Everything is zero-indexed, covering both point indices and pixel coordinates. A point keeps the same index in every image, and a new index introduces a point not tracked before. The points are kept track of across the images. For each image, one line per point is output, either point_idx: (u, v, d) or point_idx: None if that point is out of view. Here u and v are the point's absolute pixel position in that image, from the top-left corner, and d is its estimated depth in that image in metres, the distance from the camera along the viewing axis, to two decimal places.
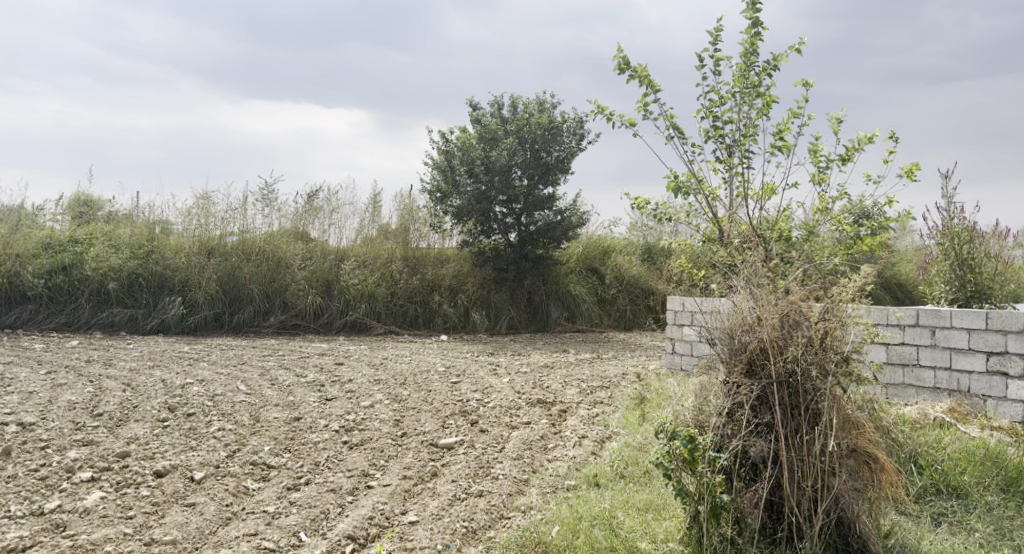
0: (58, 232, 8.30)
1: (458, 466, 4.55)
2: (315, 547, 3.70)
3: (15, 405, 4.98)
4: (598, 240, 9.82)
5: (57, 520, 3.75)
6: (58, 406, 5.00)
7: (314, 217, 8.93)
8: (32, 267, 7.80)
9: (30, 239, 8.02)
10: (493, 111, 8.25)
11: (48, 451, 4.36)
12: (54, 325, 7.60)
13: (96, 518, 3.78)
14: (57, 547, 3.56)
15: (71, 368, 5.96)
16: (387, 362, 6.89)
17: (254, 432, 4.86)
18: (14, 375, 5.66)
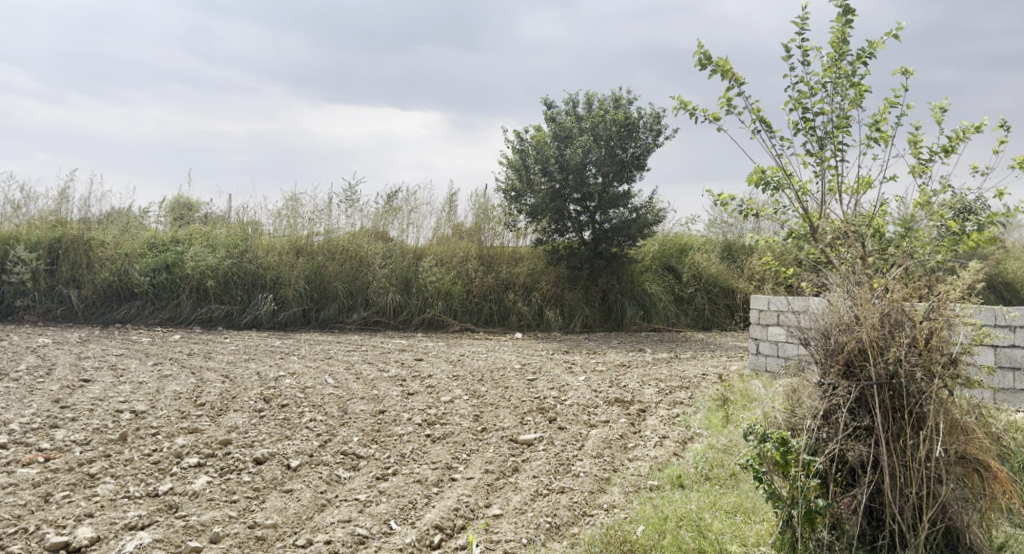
0: (161, 232, 8.67)
1: (539, 462, 4.57)
2: (405, 535, 3.77)
3: (126, 393, 5.23)
4: (675, 238, 9.69)
5: (170, 502, 3.90)
6: (166, 395, 5.23)
7: (394, 216, 9.06)
8: (139, 265, 8.18)
9: (136, 239, 8.41)
10: (568, 108, 8.19)
11: (159, 437, 4.55)
12: (159, 320, 7.95)
13: (205, 501, 3.93)
14: (171, 526, 3.71)
15: (174, 360, 6.23)
16: (465, 359, 6.97)
17: (343, 424, 4.98)
18: (125, 366, 5.96)
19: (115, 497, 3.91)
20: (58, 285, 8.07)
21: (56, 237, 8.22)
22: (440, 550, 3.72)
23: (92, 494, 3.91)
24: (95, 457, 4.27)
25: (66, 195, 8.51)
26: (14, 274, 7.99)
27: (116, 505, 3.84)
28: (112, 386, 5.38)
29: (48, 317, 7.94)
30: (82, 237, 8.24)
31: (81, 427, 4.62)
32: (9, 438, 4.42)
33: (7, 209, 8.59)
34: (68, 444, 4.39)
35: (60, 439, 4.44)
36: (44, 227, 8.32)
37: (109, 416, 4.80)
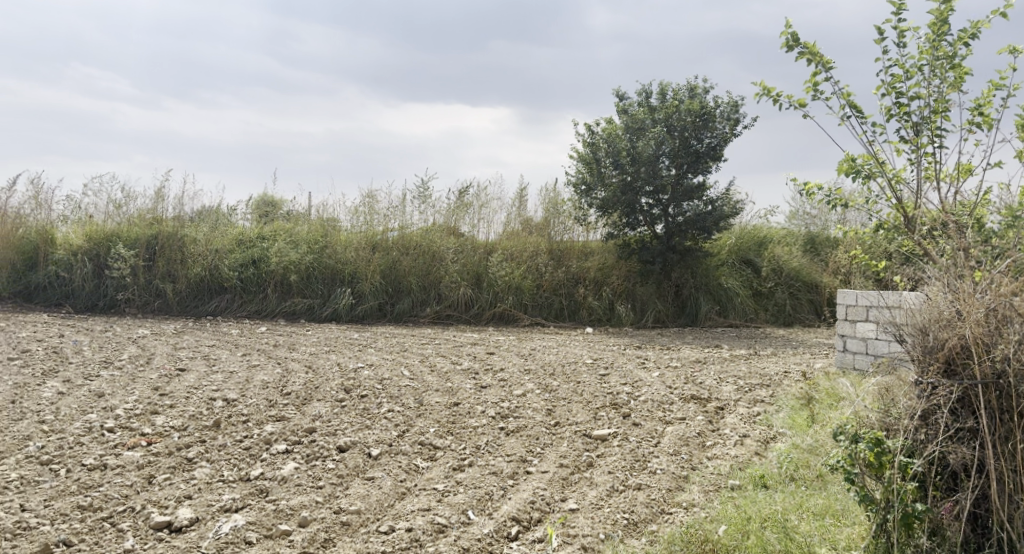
0: (247, 229, 8.93)
1: (615, 458, 4.51)
2: (483, 526, 3.78)
3: (219, 382, 5.39)
4: (754, 230, 9.37)
5: (261, 486, 3.99)
6: (254, 384, 5.37)
7: (465, 212, 9.09)
8: (228, 260, 8.45)
9: (225, 235, 8.67)
10: (641, 99, 8.02)
11: (249, 424, 4.67)
12: (247, 313, 8.21)
13: (293, 486, 4.01)
14: (263, 509, 3.80)
15: (261, 351, 6.40)
16: (536, 353, 6.95)
17: (419, 415, 5.02)
18: (217, 356, 6.16)
19: (212, 481, 4.02)
20: (155, 280, 8.36)
21: (153, 234, 8.52)
22: (518, 542, 3.72)
23: (190, 477, 4.03)
24: (192, 442, 4.39)
25: (162, 194, 8.81)
26: (118, 270, 8.24)
27: (212, 488, 3.95)
28: (205, 375, 5.56)
29: (145, 309, 8.24)
30: (176, 234, 8.50)
31: (179, 413, 4.76)
32: (115, 422, 4.57)
33: (109, 207, 8.84)
34: (168, 429, 4.53)
35: (161, 424, 4.58)
36: (142, 225, 8.63)
37: (204, 404, 4.94)
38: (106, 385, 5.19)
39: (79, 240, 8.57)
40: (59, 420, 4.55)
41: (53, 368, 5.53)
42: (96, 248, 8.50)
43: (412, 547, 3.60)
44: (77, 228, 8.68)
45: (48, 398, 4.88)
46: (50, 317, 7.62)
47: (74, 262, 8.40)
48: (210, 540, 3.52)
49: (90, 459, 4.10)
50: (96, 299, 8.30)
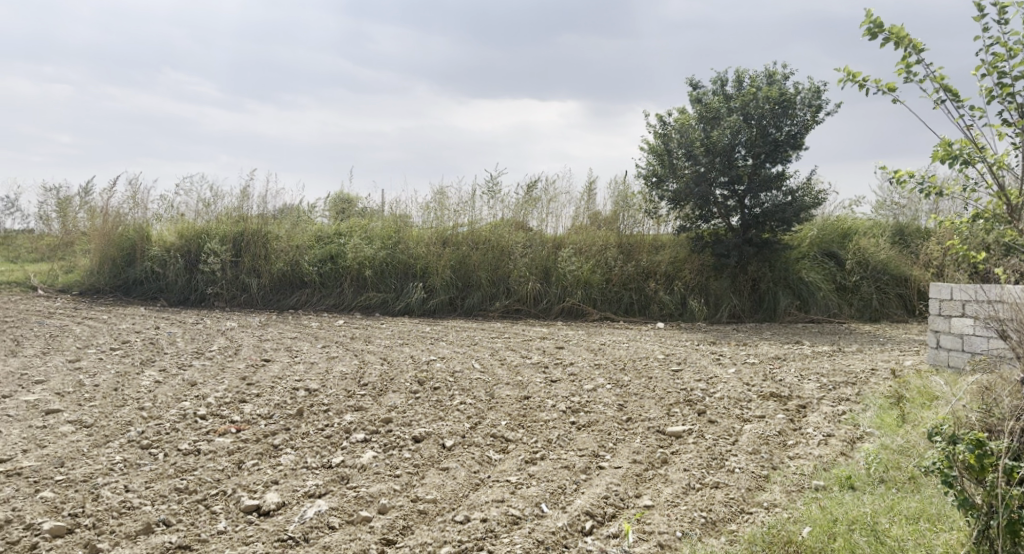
0: (326, 226, 9.11)
1: (690, 455, 4.41)
2: (558, 519, 3.75)
3: (301, 373, 5.50)
4: (838, 221, 9.12)
5: (342, 473, 4.05)
6: (333, 376, 5.46)
7: (534, 206, 9.05)
8: (308, 256, 8.64)
9: (305, 232, 8.87)
10: (717, 87, 7.80)
11: (330, 413, 4.74)
12: (325, 307, 8.37)
13: (372, 474, 4.05)
14: (344, 496, 3.85)
15: (339, 343, 6.50)
16: (606, 348, 6.87)
17: (491, 408, 5.01)
18: (298, 347, 6.29)
19: (296, 467, 4.09)
20: (241, 275, 8.61)
21: (239, 231, 8.77)
22: (593, 536, 3.68)
23: (276, 463, 4.11)
24: (277, 430, 4.48)
25: (247, 193, 9.04)
26: (208, 266, 8.50)
27: (297, 474, 4.02)
28: (287, 365, 5.68)
29: (233, 303, 8.48)
30: (260, 231, 8.72)
31: (265, 402, 4.87)
32: (207, 410, 4.70)
33: (199, 206, 9.13)
34: (255, 417, 4.63)
35: (249, 412, 4.69)
36: (229, 222, 8.88)
37: (287, 393, 5.04)
38: (197, 374, 5.35)
39: (172, 237, 8.87)
40: (156, 407, 4.70)
41: (150, 357, 5.73)
42: (187, 245, 8.79)
43: (487, 537, 3.59)
44: (169, 226, 8.99)
45: (146, 386, 5.06)
46: (145, 310, 7.91)
47: (167, 257, 8.70)
48: (295, 524, 3.59)
49: (185, 445, 4.21)
50: (188, 292, 8.58)
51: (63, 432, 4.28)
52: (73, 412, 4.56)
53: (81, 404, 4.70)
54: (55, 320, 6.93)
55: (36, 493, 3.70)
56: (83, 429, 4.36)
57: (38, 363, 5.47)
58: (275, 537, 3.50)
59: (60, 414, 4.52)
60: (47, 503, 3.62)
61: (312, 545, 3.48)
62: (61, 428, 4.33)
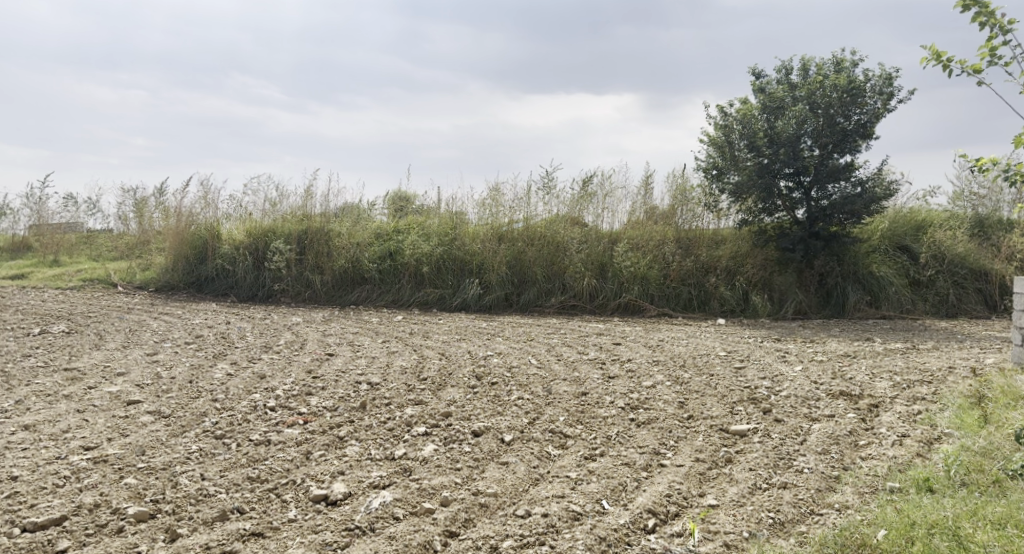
0: (384, 223, 9.19)
1: (755, 455, 4.30)
2: (619, 516, 3.70)
3: (362, 367, 5.55)
4: (911, 213, 8.80)
5: (405, 466, 4.06)
6: (394, 370, 5.50)
7: (589, 202, 8.97)
8: (368, 253, 8.75)
9: (365, 229, 8.97)
10: (781, 76, 7.58)
11: (391, 407, 4.77)
12: (384, 303, 8.45)
13: (434, 467, 4.06)
14: (407, 488, 3.86)
15: (399, 338, 6.55)
16: (665, 344, 6.77)
17: (549, 403, 4.97)
18: (359, 342, 6.36)
19: (361, 459, 4.13)
20: (305, 271, 8.75)
21: (302, 229, 8.92)
22: (656, 534, 3.62)
23: (342, 454, 4.15)
24: (342, 422, 4.52)
25: (311, 192, 9.19)
26: (274, 263, 8.67)
27: (362, 465, 4.05)
28: (349, 359, 5.75)
29: (298, 299, 8.62)
30: (323, 229, 8.86)
31: (330, 395, 4.93)
32: (276, 402, 4.77)
33: (266, 205, 9.32)
34: (321, 409, 4.69)
35: (315, 405, 4.75)
36: (293, 221, 9.04)
37: (350, 387, 5.09)
38: (266, 367, 5.45)
39: (241, 235, 9.08)
40: (228, 398, 4.80)
41: (222, 351, 5.86)
42: (256, 243, 8.98)
43: (548, 532, 3.57)
44: (238, 225, 9.21)
45: (218, 378, 5.17)
46: (215, 305, 8.10)
47: (236, 256, 8.90)
48: (362, 515, 3.61)
49: (256, 435, 4.29)
50: (256, 288, 8.75)
51: (143, 421, 4.40)
52: (152, 402, 4.69)
53: (159, 395, 4.82)
54: (134, 315, 7.15)
55: (121, 479, 3.78)
56: (162, 419, 4.47)
57: (118, 356, 5.64)
58: (343, 526, 3.53)
59: (140, 405, 4.64)
60: (130, 488, 3.70)
61: (378, 535, 3.50)
62: (142, 418, 4.44)
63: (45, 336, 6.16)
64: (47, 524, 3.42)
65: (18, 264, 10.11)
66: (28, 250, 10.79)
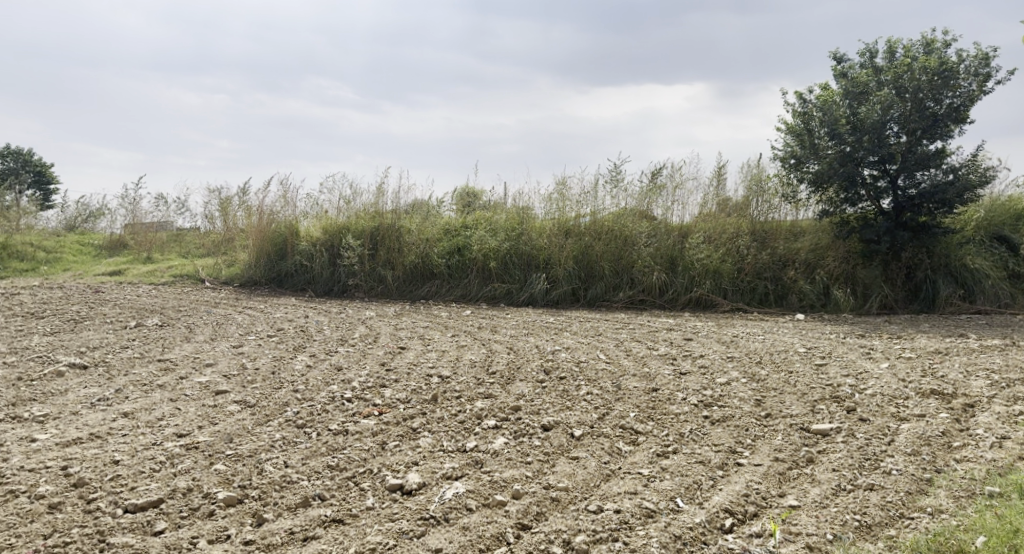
0: (452, 219, 9.22)
1: (839, 455, 4.12)
2: (695, 514, 3.59)
3: (433, 360, 5.56)
4: (1008, 202, 8.34)
5: (476, 458, 4.03)
6: (463, 363, 5.49)
7: (658, 194, 8.80)
8: (436, 249, 8.80)
9: (434, 224, 9.02)
10: (866, 59, 7.28)
11: (462, 400, 4.75)
12: (453, 297, 8.46)
13: (504, 460, 4.02)
14: (479, 480, 3.83)
15: (467, 333, 6.54)
16: (739, 340, 6.58)
17: (619, 399, 4.88)
18: (429, 335, 6.38)
19: (433, 450, 4.12)
20: (377, 267, 8.85)
21: (374, 226, 9.01)
22: (734, 534, 3.50)
23: (415, 445, 4.15)
24: (415, 414, 4.53)
25: (382, 188, 9.29)
26: (347, 258, 8.79)
27: (434, 456, 4.04)
28: (420, 352, 5.77)
29: (370, 294, 8.72)
30: (393, 225, 8.94)
31: (403, 387, 4.94)
32: (353, 393, 4.82)
33: (340, 203, 9.47)
34: (395, 401, 4.71)
35: (389, 396, 4.77)
36: (366, 218, 9.14)
37: (422, 380, 5.09)
38: (342, 360, 5.52)
39: (318, 233, 9.25)
40: (308, 389, 4.87)
41: (301, 343, 5.96)
42: (331, 240, 9.13)
43: (621, 529, 3.49)
44: (316, 223, 9.38)
45: (298, 369, 5.26)
46: (295, 300, 8.25)
47: (313, 252, 9.07)
48: (436, 505, 3.60)
49: (335, 425, 4.33)
50: (331, 284, 8.89)
51: (230, 410, 4.49)
52: (239, 392, 4.79)
53: (245, 385, 4.93)
54: (220, 309, 7.36)
55: (211, 464, 3.86)
56: (247, 408, 4.56)
57: (207, 348, 5.79)
58: (418, 515, 3.53)
59: (227, 394, 4.75)
60: (219, 474, 3.77)
61: (452, 526, 3.48)
62: (229, 407, 4.54)
63: (140, 329, 6.38)
64: (145, 505, 3.51)
65: (115, 261, 10.52)
66: (123, 248, 11.21)
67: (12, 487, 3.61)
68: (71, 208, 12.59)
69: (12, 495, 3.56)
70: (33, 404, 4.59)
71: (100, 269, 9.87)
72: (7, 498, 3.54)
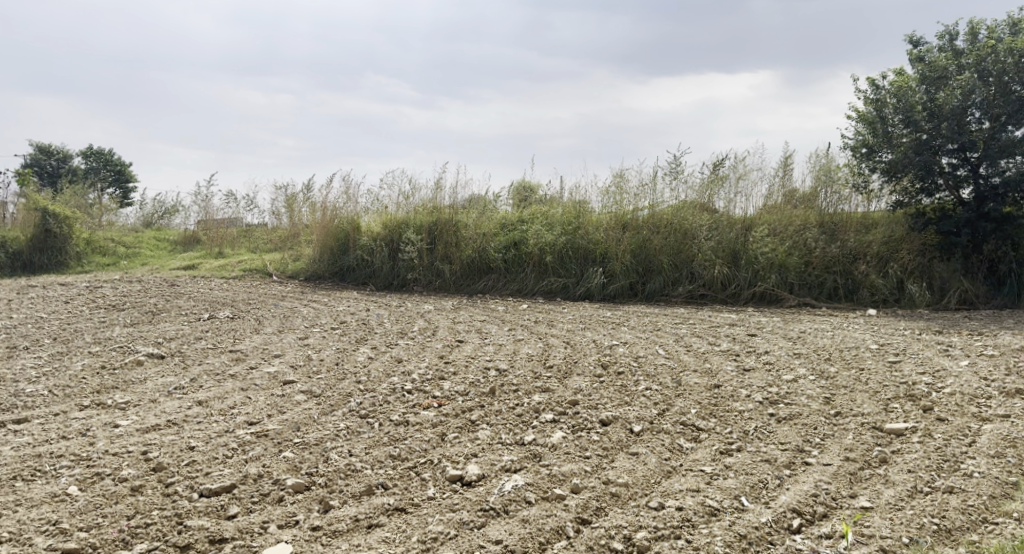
0: (509, 213, 9.18)
1: (915, 456, 3.93)
2: (761, 514, 3.46)
3: (491, 354, 5.52)
4: None
5: (534, 451, 3.97)
6: (521, 357, 5.44)
7: (720, 185, 8.59)
8: (493, 243, 8.78)
9: (491, 219, 9.00)
10: (946, 42, 6.96)
11: (519, 393, 4.70)
12: (509, 292, 8.43)
13: (563, 454, 3.95)
14: (538, 473, 3.77)
15: (524, 327, 6.48)
16: (806, 336, 6.37)
17: (680, 395, 4.76)
18: (486, 329, 6.35)
19: (492, 442, 4.07)
20: (436, 261, 8.86)
21: (433, 221, 9.02)
22: (802, 535, 3.37)
23: (474, 437, 4.12)
24: (473, 406, 4.49)
25: (441, 183, 9.31)
26: (407, 253, 8.83)
27: (493, 448, 4.00)
28: (477, 346, 5.74)
29: (429, 288, 8.74)
30: (451, 219, 8.93)
31: (461, 380, 4.91)
32: (413, 385, 4.81)
33: (400, 198, 9.51)
34: (454, 393, 4.68)
35: (448, 389, 4.75)
36: (424, 213, 9.17)
37: (480, 373, 5.06)
38: (403, 352, 5.53)
39: (378, 227, 9.30)
40: (370, 380, 4.89)
41: (363, 336, 6.00)
42: (390, 234, 9.16)
43: (684, 526, 3.39)
44: (377, 218, 9.43)
45: (361, 361, 5.29)
46: (357, 293, 8.32)
47: (373, 247, 9.13)
48: (495, 497, 3.55)
49: (396, 415, 4.32)
50: (391, 278, 8.93)
51: (297, 400, 4.53)
52: (305, 383, 4.83)
53: (311, 376, 4.97)
54: (287, 303, 7.46)
55: (280, 452, 3.90)
56: (313, 398, 4.59)
57: (275, 340, 5.87)
58: (478, 506, 3.49)
59: (295, 384, 4.80)
60: (288, 462, 3.80)
61: (512, 518, 3.43)
62: (296, 397, 4.58)
63: (213, 321, 6.51)
64: (219, 490, 3.55)
65: (189, 256, 10.79)
66: (196, 244, 11.50)
67: (97, 470, 3.68)
68: (148, 205, 12.99)
69: (98, 477, 3.63)
70: (115, 391, 4.70)
71: (175, 264, 10.13)
72: (93, 480, 3.61)
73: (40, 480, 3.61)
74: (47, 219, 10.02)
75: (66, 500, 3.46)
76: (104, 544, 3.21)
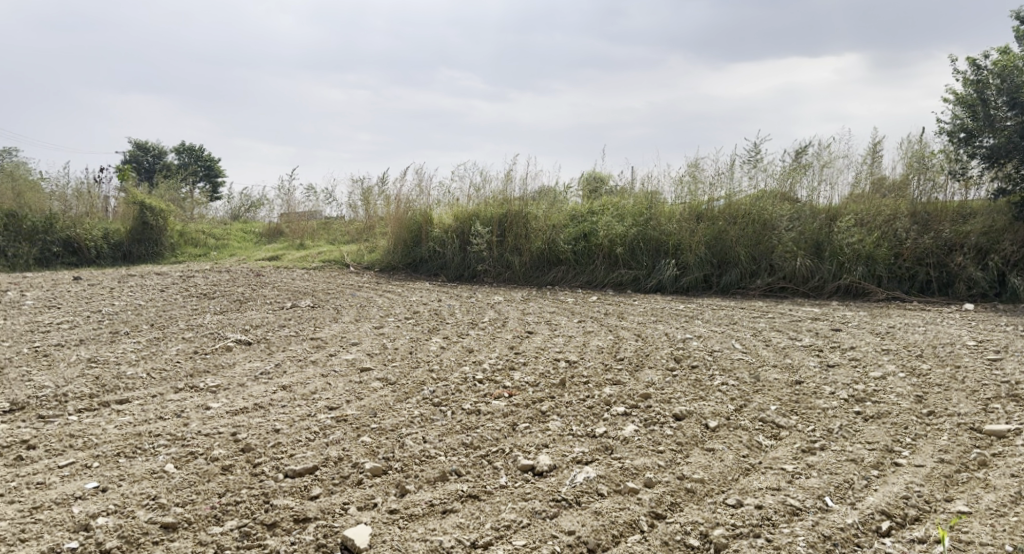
0: (579, 204, 9.03)
1: (1019, 459, 3.65)
2: (847, 515, 3.27)
3: (560, 345, 5.42)
4: None
5: (606, 443, 3.85)
6: (591, 349, 5.31)
7: (804, 173, 8.20)
8: (563, 235, 8.64)
9: (562, 210, 8.85)
10: None
11: (590, 385, 4.58)
12: (579, 284, 8.32)
13: (635, 447, 3.82)
14: (610, 466, 3.64)
15: (595, 319, 6.35)
16: (894, 332, 6.04)
17: (758, 391, 4.55)
18: (556, 321, 6.25)
19: (563, 433, 3.97)
20: (505, 253, 8.80)
21: (503, 213, 8.95)
22: (892, 538, 3.16)
23: (545, 428, 4.02)
24: (544, 397, 4.40)
25: (511, 175, 9.22)
26: (476, 245, 8.78)
27: (564, 440, 3.90)
28: (548, 337, 5.64)
29: (498, 280, 8.70)
30: (521, 211, 8.86)
31: (532, 370, 4.83)
32: (483, 375, 4.74)
33: (470, 190, 9.45)
34: (524, 384, 4.59)
35: (518, 379, 4.67)
36: (494, 204, 9.09)
37: (550, 363, 4.97)
38: (474, 342, 5.48)
39: (450, 219, 9.28)
40: (442, 369, 4.85)
41: (435, 326, 5.98)
42: (461, 226, 9.13)
43: (765, 525, 3.22)
44: (448, 209, 9.42)
45: (434, 349, 5.27)
46: (430, 284, 8.33)
47: (444, 238, 9.14)
48: (567, 488, 3.45)
49: (467, 404, 4.26)
50: (463, 268, 8.92)
51: (374, 387, 4.52)
52: (381, 370, 4.83)
53: (386, 363, 4.97)
54: (363, 292, 7.52)
55: (359, 436, 3.89)
56: (388, 385, 4.58)
57: (352, 328, 5.90)
58: (551, 496, 3.39)
59: (371, 372, 4.80)
60: (367, 446, 3.78)
61: (584, 509, 3.33)
62: (373, 383, 4.58)
63: (295, 309, 6.60)
64: (303, 471, 3.55)
65: (272, 247, 11.03)
66: (281, 236, 11.74)
67: (192, 449, 3.74)
68: (235, 199, 13.30)
69: (193, 456, 3.68)
70: (207, 375, 4.79)
71: (261, 255, 10.35)
72: (188, 458, 3.66)
73: (140, 456, 3.69)
74: (144, 212, 10.32)
75: (164, 477, 3.51)
76: (199, 519, 3.25)
